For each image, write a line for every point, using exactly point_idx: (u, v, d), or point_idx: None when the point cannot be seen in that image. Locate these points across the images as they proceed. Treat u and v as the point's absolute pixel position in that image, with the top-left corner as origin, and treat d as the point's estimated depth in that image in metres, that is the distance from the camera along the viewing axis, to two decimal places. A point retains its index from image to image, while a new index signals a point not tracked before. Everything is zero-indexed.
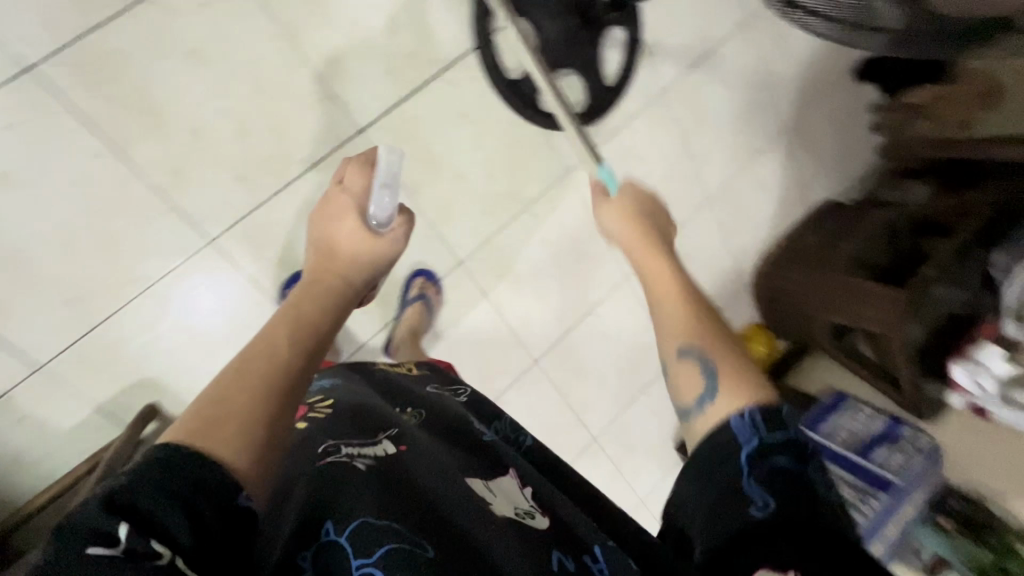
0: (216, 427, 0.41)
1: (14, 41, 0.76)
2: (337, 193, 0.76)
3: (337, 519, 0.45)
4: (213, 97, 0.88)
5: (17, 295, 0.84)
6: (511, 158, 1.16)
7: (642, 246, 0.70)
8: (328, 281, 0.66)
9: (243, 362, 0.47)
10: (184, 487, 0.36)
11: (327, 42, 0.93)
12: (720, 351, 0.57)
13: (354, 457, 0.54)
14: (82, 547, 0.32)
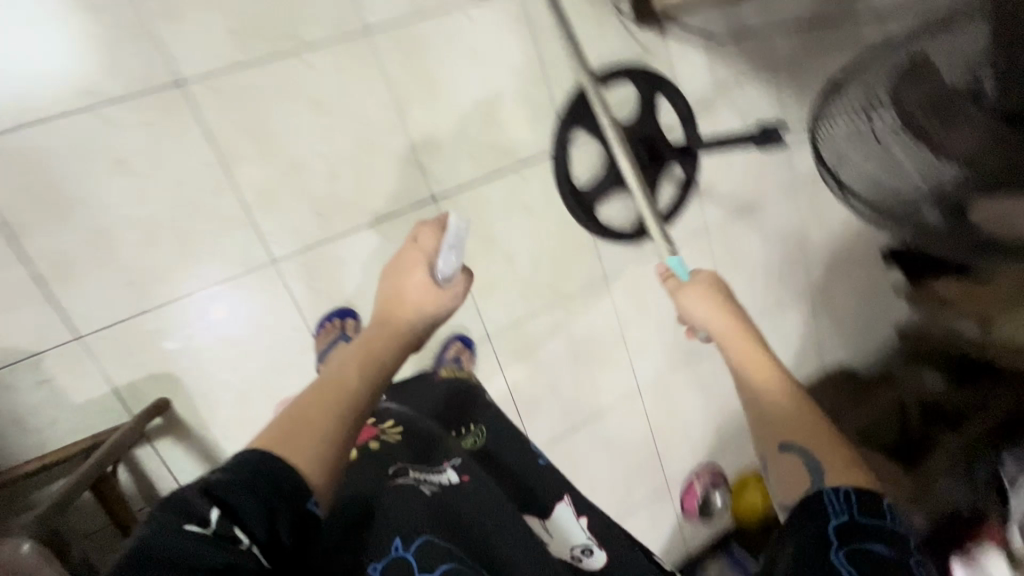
0: (293, 440, 0.51)
1: (175, 61, 0.89)
2: (410, 248, 0.82)
3: (406, 541, 0.57)
4: (320, 141, 0.99)
5: (88, 267, 0.89)
6: (558, 253, 1.24)
7: (727, 324, 0.74)
8: (396, 328, 0.73)
9: (319, 387, 0.57)
10: (263, 485, 0.46)
11: (428, 120, 1.06)
12: (798, 410, 0.62)
13: (421, 481, 0.66)
14: (183, 522, 0.44)
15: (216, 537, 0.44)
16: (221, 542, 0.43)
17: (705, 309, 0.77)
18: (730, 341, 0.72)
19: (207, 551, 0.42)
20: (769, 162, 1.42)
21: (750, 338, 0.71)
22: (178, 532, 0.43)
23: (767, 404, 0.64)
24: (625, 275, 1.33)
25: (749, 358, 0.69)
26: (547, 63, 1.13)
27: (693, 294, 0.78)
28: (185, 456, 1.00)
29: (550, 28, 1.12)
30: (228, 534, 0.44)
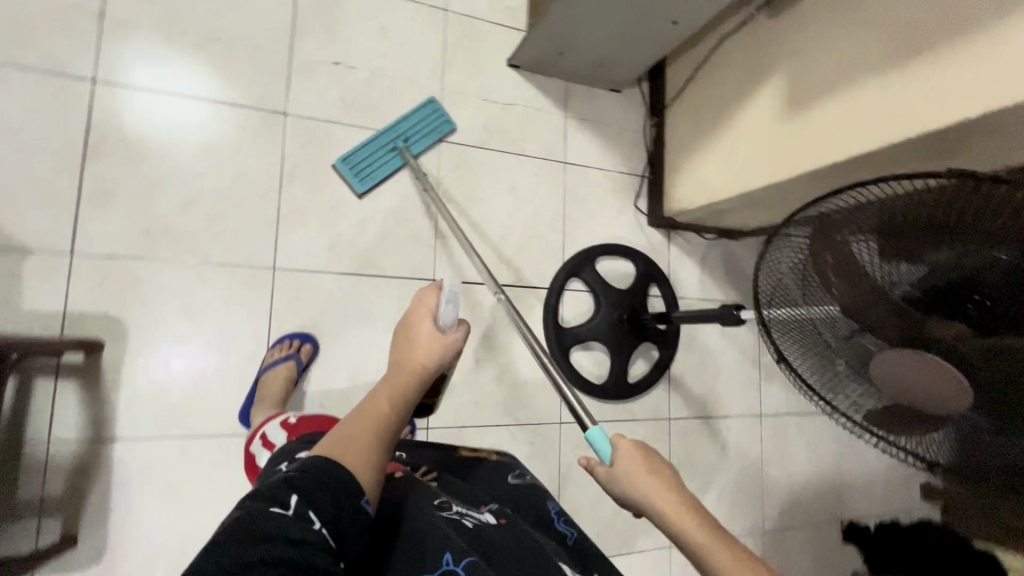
0: (346, 449, 0.58)
1: (292, 100, 1.13)
2: (414, 303, 0.78)
3: (457, 558, 0.59)
4: (365, 197, 1.17)
5: (124, 204, 1.00)
6: (523, 376, 1.27)
7: (649, 480, 0.63)
8: (411, 369, 0.71)
9: (359, 414, 0.64)
10: (334, 485, 0.54)
11: (457, 218, 1.24)
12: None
13: (462, 516, 0.71)
14: (267, 504, 0.50)
15: (294, 518, 0.50)
16: (300, 522, 0.49)
17: (627, 469, 0.64)
18: (665, 503, 0.61)
19: (289, 527, 0.49)
20: (738, 381, 1.51)
21: (693, 520, 0.58)
22: (265, 512, 0.49)
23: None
24: (581, 429, 1.31)
25: (708, 550, 0.55)
26: (569, 221, 1.35)
27: (621, 457, 0.65)
28: (77, 411, 0.94)
29: (580, 197, 1.37)
30: (304, 515, 0.50)
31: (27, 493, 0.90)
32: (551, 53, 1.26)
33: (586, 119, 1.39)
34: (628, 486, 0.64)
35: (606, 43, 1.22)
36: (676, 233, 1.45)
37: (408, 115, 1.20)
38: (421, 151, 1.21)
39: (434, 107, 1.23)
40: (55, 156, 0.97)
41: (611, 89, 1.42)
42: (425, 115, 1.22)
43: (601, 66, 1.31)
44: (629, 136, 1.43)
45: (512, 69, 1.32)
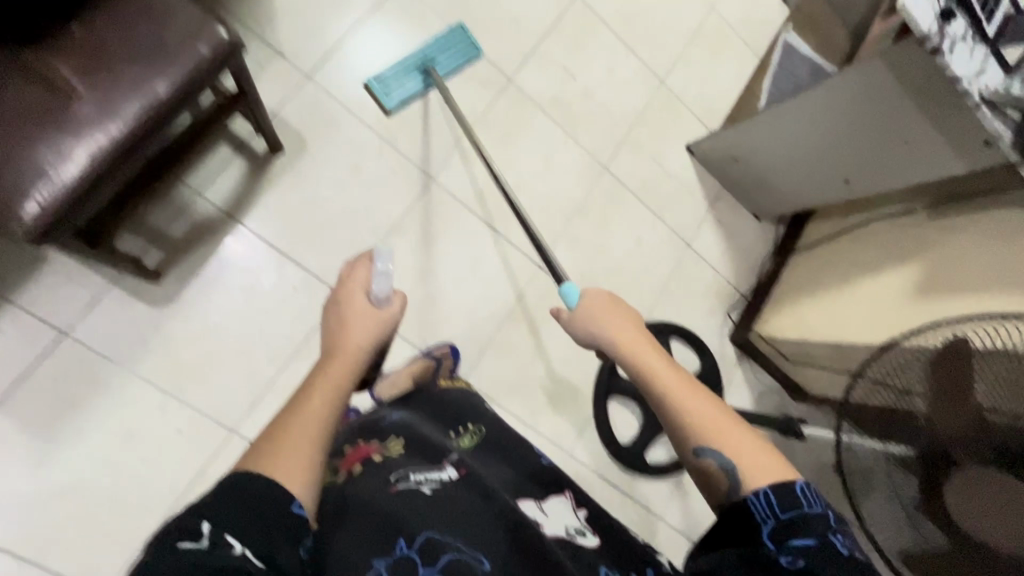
0: (274, 460, 0.46)
1: (519, 72, 1.32)
2: (339, 281, 0.69)
3: (410, 540, 0.53)
4: (527, 170, 1.30)
5: (361, 66, 1.18)
6: (563, 393, 1.29)
7: (609, 324, 0.63)
8: (342, 359, 0.60)
9: (278, 417, 0.51)
10: (251, 498, 0.42)
11: (583, 231, 1.35)
12: (728, 422, 0.50)
13: (420, 480, 0.63)
14: (174, 538, 0.39)
15: (209, 549, 0.39)
16: (212, 553, 0.39)
17: (592, 315, 0.65)
18: (626, 346, 0.60)
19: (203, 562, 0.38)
20: None
21: (642, 350, 0.58)
22: (171, 549, 0.38)
23: (702, 425, 0.50)
24: (581, 472, 1.29)
25: (652, 373, 0.55)
26: (667, 291, 1.43)
27: (581, 315, 0.66)
28: (231, 183, 1.05)
29: (685, 279, 1.46)
30: (221, 541, 0.40)
31: (154, 219, 1.00)
32: (727, 154, 1.42)
33: (722, 223, 1.52)
34: (596, 335, 0.63)
35: (778, 169, 1.36)
36: (749, 358, 1.49)
37: (432, 40, 1.23)
38: (450, 74, 1.24)
39: (460, 31, 1.25)
40: (340, 9, 1.18)
41: (753, 214, 1.56)
42: (457, 38, 1.25)
43: (762, 187, 1.45)
44: (748, 258, 1.55)
45: (687, 152, 1.49)
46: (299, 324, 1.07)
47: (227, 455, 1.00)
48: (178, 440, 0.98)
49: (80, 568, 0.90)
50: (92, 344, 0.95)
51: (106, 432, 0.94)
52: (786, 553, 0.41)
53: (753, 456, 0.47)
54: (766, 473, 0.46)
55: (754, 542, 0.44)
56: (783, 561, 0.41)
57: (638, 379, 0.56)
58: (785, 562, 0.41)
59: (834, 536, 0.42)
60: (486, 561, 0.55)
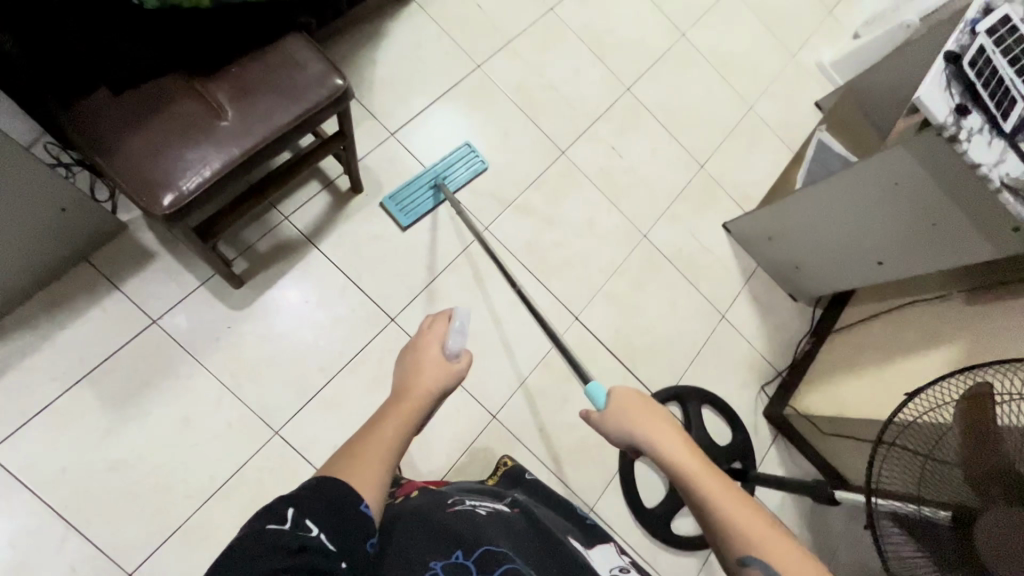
0: (345, 471, 0.55)
1: (573, 147, 1.49)
2: (420, 333, 0.79)
3: (467, 551, 0.58)
4: (572, 231, 1.42)
5: (437, 130, 1.38)
6: (589, 445, 1.30)
7: (649, 428, 0.66)
8: (415, 396, 0.70)
9: (359, 436, 0.61)
10: (330, 498, 0.51)
11: (621, 291, 1.43)
12: (769, 536, 0.54)
13: (474, 507, 0.73)
14: (261, 522, 0.47)
15: (292, 528, 0.47)
16: (296, 532, 0.47)
17: (626, 417, 0.68)
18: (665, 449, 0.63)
19: (287, 538, 0.46)
20: None
21: (679, 446, 0.62)
22: (260, 531, 0.46)
23: (734, 527, 0.55)
24: (601, 531, 1.26)
25: (683, 465, 0.60)
26: (700, 358, 1.46)
27: (614, 410, 0.69)
28: (316, 212, 1.22)
29: (719, 348, 1.49)
30: (301, 525, 0.48)
31: (247, 235, 1.16)
32: (760, 235, 1.51)
33: (757, 299, 1.57)
34: (631, 431, 0.67)
35: (812, 250, 1.43)
36: (783, 437, 1.46)
37: (440, 160, 1.35)
38: (459, 186, 1.35)
39: (468, 149, 1.39)
40: (427, 84, 1.40)
41: (788, 294, 1.60)
42: (463, 156, 1.37)
43: (796, 267, 1.51)
44: (783, 336, 1.56)
45: (723, 230, 1.59)
46: (350, 343, 1.17)
47: (266, 454, 1.07)
48: (226, 434, 1.06)
49: (118, 542, 0.97)
50: (174, 334, 1.07)
51: (167, 416, 1.04)
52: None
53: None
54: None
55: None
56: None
57: (679, 484, 0.60)
58: None
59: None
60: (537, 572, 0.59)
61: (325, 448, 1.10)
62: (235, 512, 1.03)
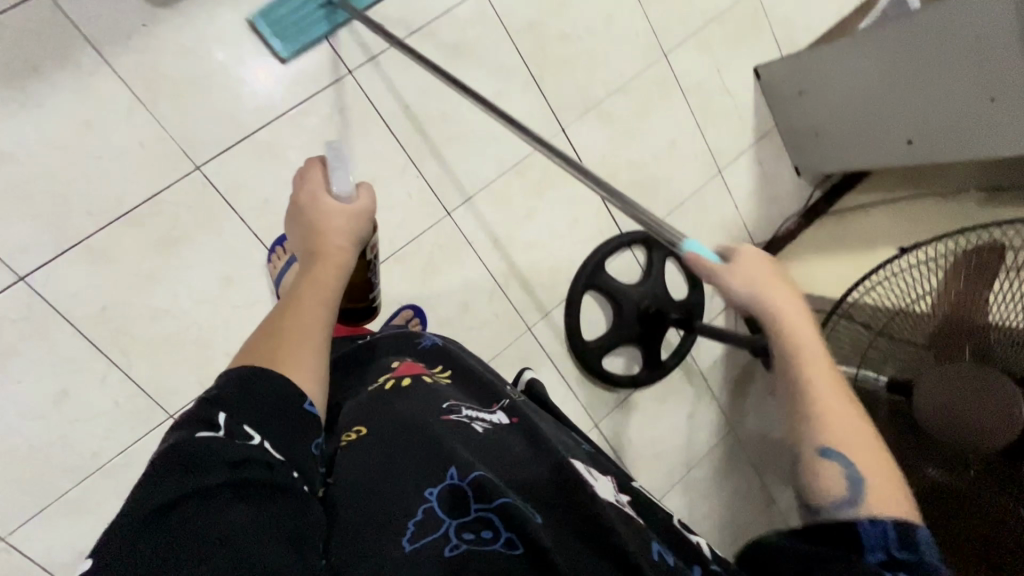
0: (278, 354, 0.53)
1: None
2: (299, 188, 0.74)
3: (461, 471, 0.49)
4: (583, 24, 1.19)
5: None
6: (543, 268, 1.24)
7: (778, 296, 0.58)
8: (328, 254, 0.67)
9: (275, 317, 0.58)
10: (266, 396, 0.49)
11: (618, 113, 1.25)
12: (865, 447, 0.51)
13: (472, 418, 0.60)
14: (195, 429, 0.45)
15: (229, 437, 0.45)
16: (235, 441, 0.44)
17: (760, 278, 0.59)
18: (795, 329, 0.56)
19: (222, 447, 0.43)
20: (662, 460, 1.44)
21: (813, 332, 0.56)
22: (191, 436, 0.44)
23: (827, 415, 0.52)
24: (534, 349, 1.25)
25: (806, 352, 0.55)
26: (682, 209, 1.35)
27: (745, 264, 0.60)
28: None
29: (705, 205, 1.38)
30: (239, 432, 0.45)
31: None
32: (791, 88, 1.32)
33: (761, 163, 1.43)
34: (756, 296, 0.58)
35: (839, 116, 1.27)
36: None
37: None
38: None
39: None
40: None
41: (795, 166, 1.46)
42: None
43: (815, 135, 1.36)
44: (774, 210, 1.46)
45: (753, 75, 1.38)
46: (296, 89, 1.00)
47: (185, 189, 0.95)
48: (138, 154, 0.92)
49: (5, 241, 0.87)
50: (70, 13, 0.86)
51: (66, 115, 0.87)
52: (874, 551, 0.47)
53: (884, 487, 0.50)
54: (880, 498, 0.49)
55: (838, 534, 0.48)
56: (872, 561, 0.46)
57: (791, 370, 0.54)
58: (874, 557, 0.46)
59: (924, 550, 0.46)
60: (537, 514, 0.49)
61: (254, 201, 0.99)
62: (146, 241, 0.94)
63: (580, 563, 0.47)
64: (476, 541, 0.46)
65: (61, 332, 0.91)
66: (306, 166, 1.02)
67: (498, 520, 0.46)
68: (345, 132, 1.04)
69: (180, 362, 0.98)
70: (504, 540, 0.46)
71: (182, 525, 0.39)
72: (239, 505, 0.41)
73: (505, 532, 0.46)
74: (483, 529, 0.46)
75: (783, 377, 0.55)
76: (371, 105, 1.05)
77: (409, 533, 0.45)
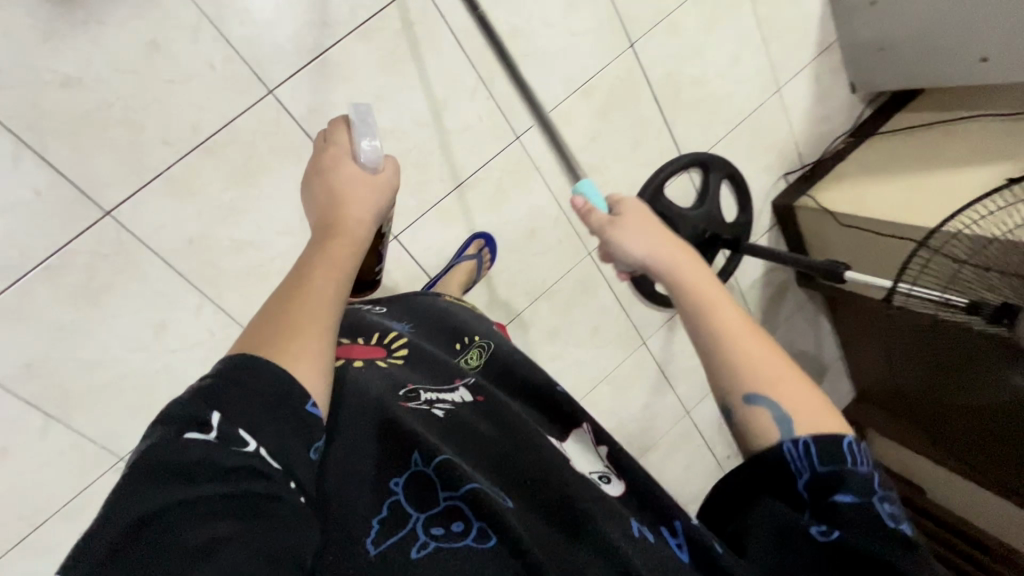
0: (275, 346, 0.49)
1: None
2: (323, 146, 0.67)
3: (426, 455, 0.52)
4: None
5: None
6: (605, 193, 1.24)
7: (668, 250, 0.60)
8: (343, 224, 0.61)
9: (280, 297, 0.53)
10: (259, 392, 0.45)
11: (685, 24, 1.19)
12: (754, 339, 0.52)
13: (433, 402, 0.62)
14: (182, 429, 0.41)
15: (223, 442, 0.42)
16: (226, 447, 0.42)
17: (641, 229, 0.63)
18: (689, 279, 0.56)
19: (216, 453, 0.41)
20: (699, 371, 1.56)
21: (710, 282, 0.57)
22: (179, 440, 0.41)
23: (714, 312, 0.54)
24: (592, 274, 1.29)
25: (710, 299, 0.55)
26: (738, 129, 1.33)
27: (626, 219, 0.65)
28: None
29: (761, 124, 1.36)
30: (233, 438, 0.42)
31: None
32: None
33: (818, 79, 1.39)
34: (634, 249, 0.62)
35: (912, 34, 1.24)
36: (779, 228, 1.48)
37: None
38: None
39: None
40: None
41: (850, 82, 1.43)
42: None
43: (879, 51, 1.33)
44: (824, 128, 1.45)
45: None
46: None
47: (260, 115, 0.90)
48: (210, 78, 0.86)
49: (87, 173, 0.83)
50: None
51: (130, 35, 0.80)
52: (816, 521, 0.46)
53: (791, 392, 0.49)
54: (799, 406, 0.49)
55: (791, 489, 0.48)
56: (813, 531, 0.46)
57: (688, 303, 0.55)
58: (818, 533, 0.45)
59: (877, 500, 0.45)
60: (509, 500, 0.51)
61: (328, 126, 0.95)
62: (224, 172, 0.91)
63: (547, 537, 0.49)
64: (445, 536, 0.47)
65: (152, 266, 0.90)
66: (379, 88, 0.97)
67: (468, 509, 0.48)
68: (417, 48, 0.98)
69: (266, 292, 0.99)
70: (475, 533, 0.47)
71: (161, 535, 0.37)
72: (228, 521, 0.38)
73: (475, 524, 0.48)
74: (454, 523, 0.48)
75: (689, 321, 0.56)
76: (441, 19, 0.98)
77: (372, 533, 0.47)
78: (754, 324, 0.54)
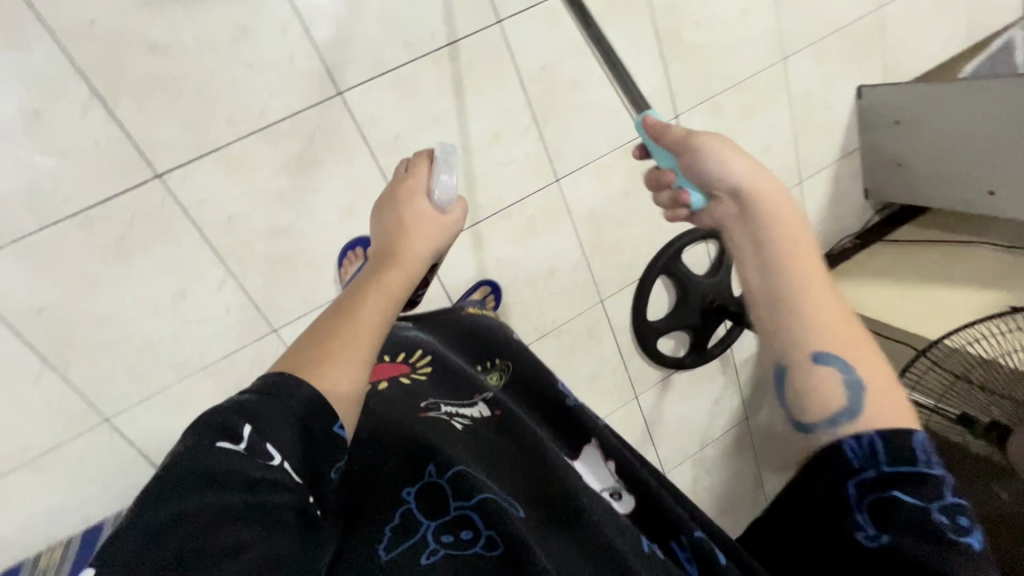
0: (320, 361, 0.50)
1: None
2: (400, 181, 0.73)
3: (439, 468, 0.55)
4: (720, 13, 1.18)
5: None
6: (627, 247, 1.29)
7: (767, 192, 0.57)
8: (402, 256, 0.65)
9: (330, 315, 0.56)
10: (297, 404, 0.46)
11: (726, 108, 1.27)
12: (843, 315, 0.52)
13: (453, 415, 0.69)
14: (213, 438, 0.42)
15: (249, 452, 0.42)
16: (254, 459, 0.42)
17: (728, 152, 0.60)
18: (795, 240, 0.55)
19: (242, 465, 0.41)
20: (683, 435, 1.58)
21: (809, 244, 0.55)
22: (209, 448, 0.41)
23: (809, 289, 0.52)
24: (601, 322, 1.32)
25: (795, 260, 0.53)
26: None
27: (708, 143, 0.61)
28: None
29: None
30: (259, 450, 0.43)
31: None
32: (888, 116, 1.37)
33: (837, 180, 1.48)
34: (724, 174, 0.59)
35: (929, 155, 1.33)
36: None
37: None
38: None
39: None
40: None
41: (864, 189, 1.53)
42: None
43: (895, 165, 1.42)
44: (835, 226, 1.53)
45: (854, 93, 1.41)
46: (446, 28, 0.98)
47: (324, 113, 0.94)
48: (287, 71, 0.90)
49: (148, 135, 0.85)
50: None
51: (223, 17, 0.84)
52: (863, 527, 0.47)
53: (871, 369, 0.50)
54: (883, 409, 0.48)
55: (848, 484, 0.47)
56: (861, 536, 0.47)
57: (792, 288, 0.53)
58: (865, 538, 0.47)
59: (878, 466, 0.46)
60: (521, 510, 0.54)
61: (386, 136, 0.99)
62: (277, 159, 0.93)
63: (557, 553, 0.52)
64: (455, 543, 0.50)
65: (187, 235, 0.91)
66: (440, 110, 1.02)
67: (479, 520, 0.51)
68: (482, 81, 1.04)
69: (289, 280, 1.00)
70: (484, 541, 0.50)
71: (188, 540, 0.37)
72: (253, 530, 0.39)
73: (485, 531, 0.50)
74: (463, 531, 0.51)
75: (768, 292, 0.54)
76: (510, 59, 1.04)
77: (385, 538, 0.49)
78: (844, 305, 0.53)
